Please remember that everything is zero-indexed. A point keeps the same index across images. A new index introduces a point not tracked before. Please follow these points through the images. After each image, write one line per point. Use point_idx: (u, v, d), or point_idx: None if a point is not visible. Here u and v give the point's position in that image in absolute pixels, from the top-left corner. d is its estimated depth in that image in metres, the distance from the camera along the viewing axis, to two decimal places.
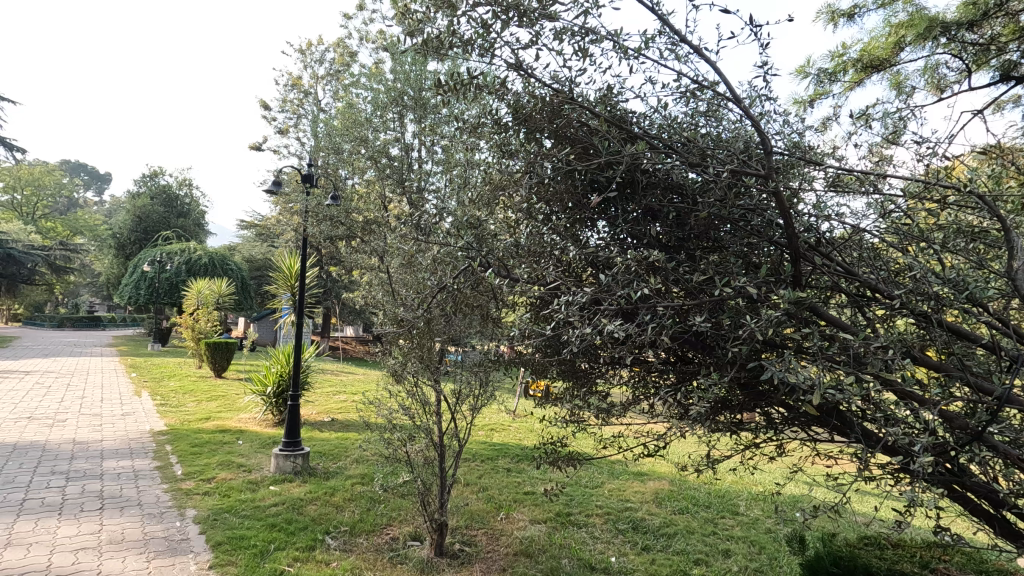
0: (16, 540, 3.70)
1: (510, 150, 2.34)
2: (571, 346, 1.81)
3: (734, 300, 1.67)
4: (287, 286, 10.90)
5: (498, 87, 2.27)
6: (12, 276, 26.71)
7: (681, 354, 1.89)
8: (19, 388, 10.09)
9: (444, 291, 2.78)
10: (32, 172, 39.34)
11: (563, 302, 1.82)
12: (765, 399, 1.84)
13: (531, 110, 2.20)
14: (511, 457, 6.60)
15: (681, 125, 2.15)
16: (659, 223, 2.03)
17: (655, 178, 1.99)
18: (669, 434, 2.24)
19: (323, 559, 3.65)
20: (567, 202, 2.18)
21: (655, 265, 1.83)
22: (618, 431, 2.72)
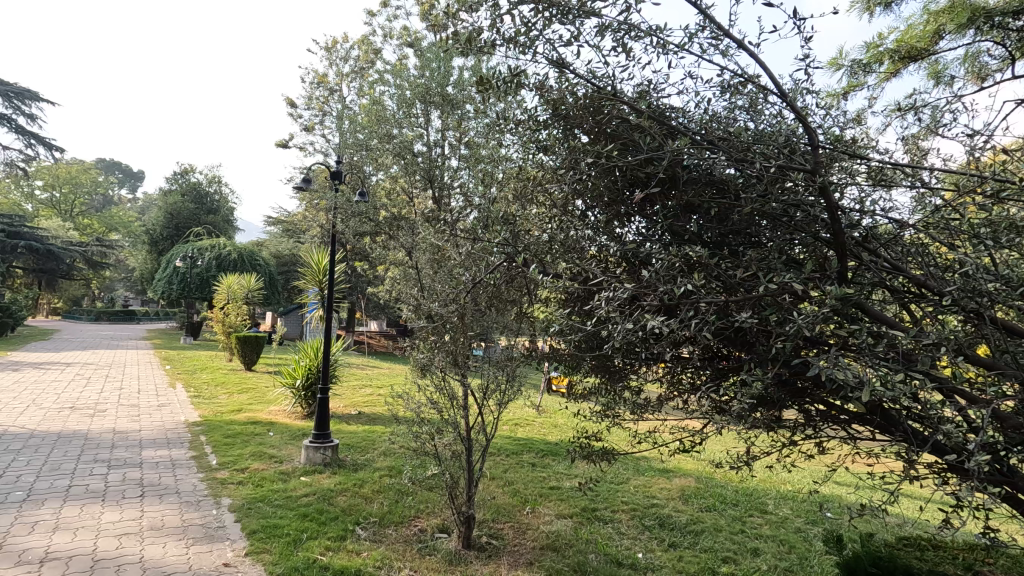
0: (64, 524, 3.86)
1: (547, 147, 2.38)
2: (612, 342, 1.81)
3: (779, 296, 1.66)
4: (315, 280, 11.09)
5: (538, 84, 2.31)
6: (52, 271, 27.65)
7: (720, 351, 1.89)
8: (61, 379, 10.48)
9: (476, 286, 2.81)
10: (71, 171, 40.72)
11: (603, 298, 1.83)
12: (807, 397, 1.82)
13: (570, 106, 2.24)
14: (536, 452, 6.62)
15: (721, 120, 2.15)
16: (699, 218, 2.03)
17: (695, 173, 1.98)
18: (705, 431, 2.23)
19: (354, 549, 3.72)
20: (605, 198, 2.18)
21: (697, 262, 1.82)
22: (652, 426, 2.71)
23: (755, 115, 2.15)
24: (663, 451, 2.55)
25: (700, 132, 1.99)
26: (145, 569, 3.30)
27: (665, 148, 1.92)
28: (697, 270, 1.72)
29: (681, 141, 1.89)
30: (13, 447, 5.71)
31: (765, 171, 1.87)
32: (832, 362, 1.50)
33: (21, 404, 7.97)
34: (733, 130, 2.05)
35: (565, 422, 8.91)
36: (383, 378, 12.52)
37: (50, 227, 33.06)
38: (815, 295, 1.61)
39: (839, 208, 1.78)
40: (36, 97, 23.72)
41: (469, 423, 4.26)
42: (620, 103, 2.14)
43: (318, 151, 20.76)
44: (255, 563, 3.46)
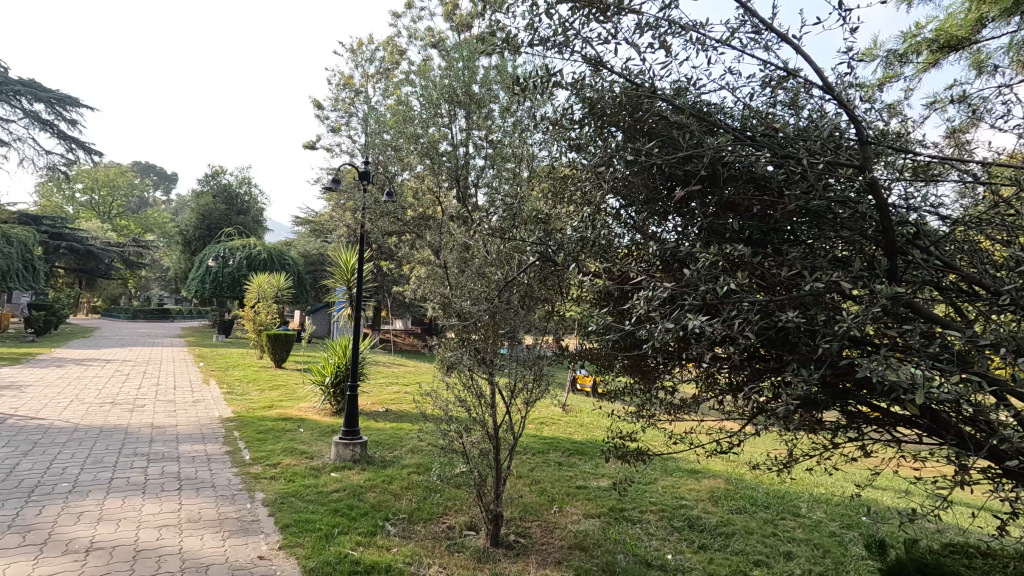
0: (107, 515, 4.00)
1: (582, 147, 2.38)
2: (651, 342, 1.79)
3: (825, 295, 1.62)
4: (343, 279, 11.26)
5: (575, 83, 2.32)
6: (92, 271, 28.67)
7: (761, 351, 1.85)
8: (102, 375, 10.87)
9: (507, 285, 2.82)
10: (109, 174, 42.10)
11: (642, 297, 1.81)
12: (852, 399, 1.77)
13: (606, 105, 2.23)
14: (562, 451, 6.61)
15: (763, 115, 2.12)
16: (739, 216, 2.00)
17: (736, 170, 1.95)
18: (742, 432, 2.19)
19: (385, 545, 3.77)
20: (642, 196, 2.16)
21: (740, 261, 1.79)
22: (687, 426, 2.69)
23: (796, 111, 2.13)
24: (699, 452, 2.52)
25: (741, 128, 1.96)
26: (184, 560, 3.40)
27: (706, 145, 1.90)
28: (740, 269, 1.69)
29: (722, 138, 1.86)
30: (58, 440, 5.94)
31: (809, 167, 1.84)
32: (883, 362, 1.46)
33: (65, 399, 8.27)
34: (774, 125, 2.02)
35: (591, 421, 8.86)
36: (410, 375, 12.66)
37: (90, 229, 34.28)
38: (864, 295, 1.56)
39: (887, 205, 1.74)
40: (76, 104, 24.60)
41: (497, 421, 4.27)
42: (658, 100, 2.13)
43: (345, 151, 21.05)
44: (289, 557, 3.53)
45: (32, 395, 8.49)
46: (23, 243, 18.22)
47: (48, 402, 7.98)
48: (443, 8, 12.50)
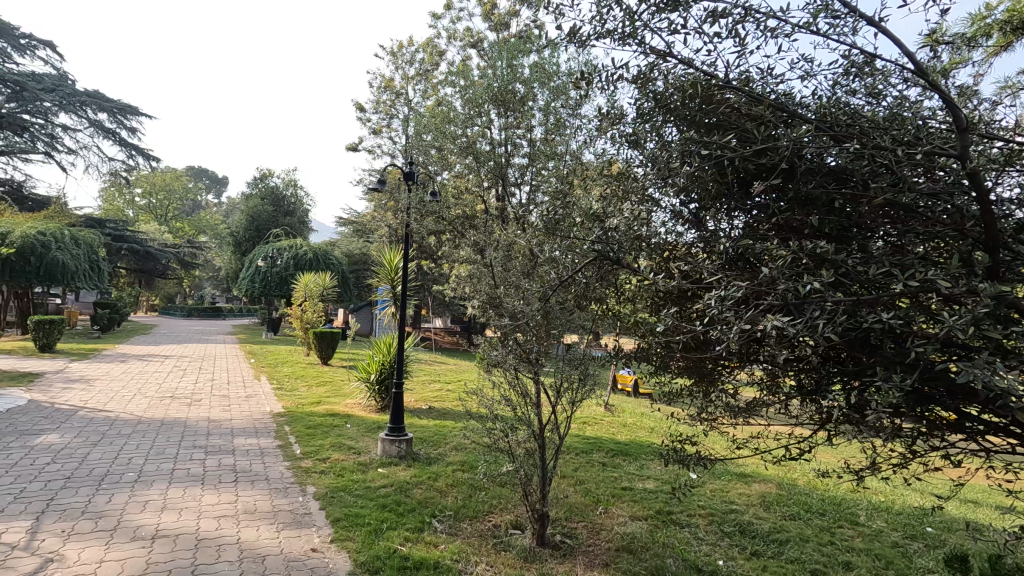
0: (171, 505, 4.19)
1: (646, 140, 2.42)
2: (724, 343, 1.74)
3: (919, 296, 1.54)
4: (388, 278, 11.50)
5: (643, 76, 2.32)
6: (151, 271, 30.15)
7: (839, 355, 1.78)
8: (161, 371, 11.42)
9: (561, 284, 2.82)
10: (166, 179, 44.18)
11: (715, 297, 1.76)
12: (940, 405, 1.68)
13: (676, 98, 2.24)
14: (606, 452, 6.54)
15: (842, 104, 2.06)
16: (817, 212, 1.93)
17: (816, 164, 1.89)
18: (813, 438, 2.12)
19: (432, 541, 3.81)
20: (712, 192, 2.11)
21: (821, 258, 1.72)
22: (751, 432, 2.60)
23: (877, 100, 2.07)
24: (765, 458, 2.45)
25: (822, 121, 1.91)
26: (242, 550, 3.52)
27: (784, 138, 1.85)
28: (823, 267, 1.63)
29: (801, 132, 1.81)
30: (124, 432, 6.27)
31: (897, 160, 1.77)
32: (986, 366, 1.38)
33: (129, 393, 8.74)
34: (856, 115, 1.96)
35: (635, 422, 8.73)
36: (451, 373, 12.78)
37: (148, 231, 36.10)
38: (964, 295, 1.48)
39: (987, 199, 1.65)
40: (135, 113, 25.91)
41: (544, 420, 4.25)
42: (731, 92, 2.10)
43: (386, 153, 21.48)
44: (340, 550, 3.61)
45: (100, 388, 9.01)
46: (89, 245, 19.34)
47: (114, 395, 8.44)
48: (481, 8, 12.59)
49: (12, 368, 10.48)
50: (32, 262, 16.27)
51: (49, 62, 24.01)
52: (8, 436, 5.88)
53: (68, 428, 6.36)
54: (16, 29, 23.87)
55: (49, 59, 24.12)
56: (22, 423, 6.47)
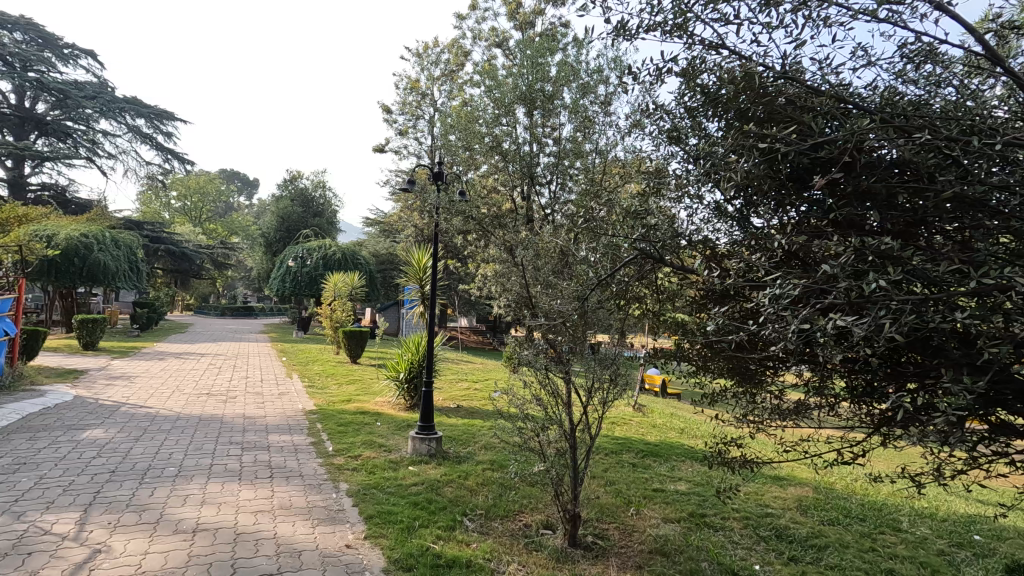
0: (210, 499, 4.31)
1: (686, 137, 2.59)
2: (781, 343, 1.72)
3: (993, 294, 1.50)
4: (417, 278, 11.61)
5: (693, 71, 2.44)
6: (186, 271, 31.02)
7: (900, 354, 1.74)
8: (197, 368, 11.75)
9: (602, 283, 2.85)
10: (200, 182, 45.40)
11: (771, 296, 1.74)
12: (1008, 407, 1.64)
13: (721, 91, 2.33)
14: (636, 453, 6.48)
15: (897, 97, 2.07)
16: (878, 209, 1.89)
17: (876, 158, 1.87)
18: (867, 437, 2.14)
19: (464, 540, 3.82)
20: (766, 188, 2.10)
21: (885, 256, 1.69)
22: (800, 436, 2.53)
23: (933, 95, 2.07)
24: (817, 462, 2.44)
25: (883, 114, 1.88)
26: (279, 545, 3.59)
27: (844, 130, 1.83)
28: (888, 264, 1.60)
29: (862, 124, 1.79)
30: (164, 428, 6.46)
31: (964, 152, 1.73)
32: None
33: (168, 390, 9.00)
34: (913, 108, 1.97)
35: (664, 423, 8.63)
36: (478, 372, 12.83)
37: (184, 234, 37.16)
38: None
39: None
40: (171, 118, 26.70)
41: (576, 420, 4.22)
42: (783, 87, 2.14)
43: (412, 153, 21.66)
44: (374, 547, 3.65)
45: (140, 385, 9.29)
46: (129, 247, 20.00)
47: (153, 392, 8.70)
48: (507, 7, 12.59)
49: (58, 365, 10.90)
50: (76, 263, 16.92)
51: (90, 70, 24.93)
52: (56, 431, 6.12)
53: (111, 423, 6.58)
54: (59, 40, 24.86)
55: (91, 68, 25.05)
56: (69, 418, 6.73)
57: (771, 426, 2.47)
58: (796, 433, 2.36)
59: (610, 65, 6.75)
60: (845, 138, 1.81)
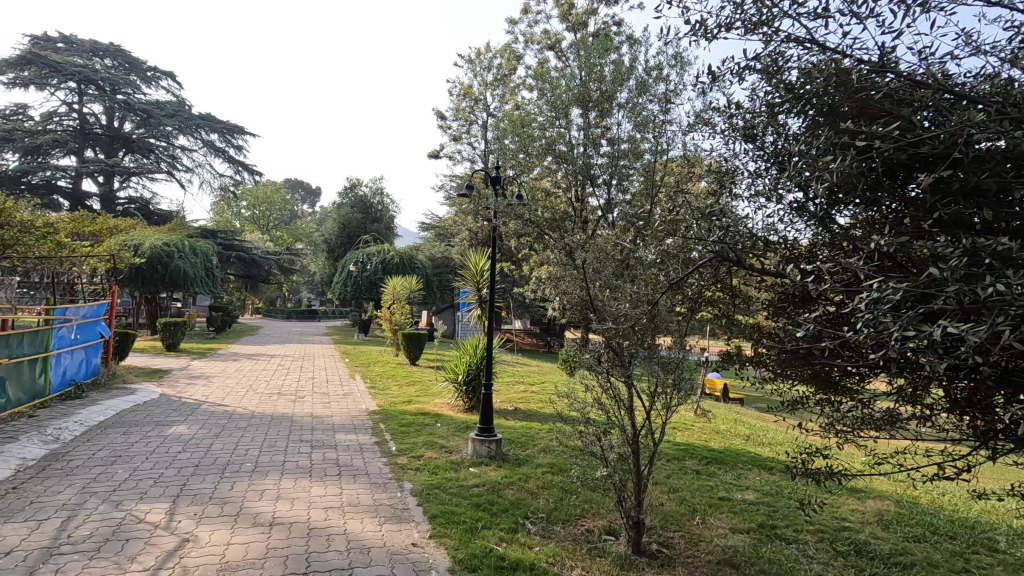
0: (284, 494, 4.53)
1: (761, 135, 2.72)
2: (882, 350, 1.64)
3: None
4: (474, 281, 11.76)
5: (774, 67, 2.54)
6: (255, 277, 32.72)
7: (1020, 361, 1.62)
8: (268, 369, 12.36)
9: (675, 286, 2.83)
10: (267, 192, 47.84)
11: (869, 300, 1.67)
12: None
13: (809, 86, 2.38)
14: (700, 459, 6.29)
15: (1003, 84, 1.98)
16: (989, 206, 1.77)
17: (986, 153, 1.75)
18: (974, 450, 2.05)
19: (527, 543, 3.83)
20: (857, 187, 2.03)
21: (1002, 257, 1.57)
22: (894, 447, 2.53)
23: None
24: (915, 476, 2.36)
25: (995, 106, 1.76)
26: (349, 541, 3.72)
27: (947, 124, 1.73)
28: (1007, 267, 1.48)
29: (970, 117, 1.68)
30: (240, 425, 6.83)
31: None
32: None
33: (242, 389, 9.52)
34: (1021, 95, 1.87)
35: (728, 429, 8.34)
36: (534, 375, 12.83)
37: (253, 241, 39.25)
38: None
39: None
40: (242, 132, 28.30)
41: (638, 425, 4.14)
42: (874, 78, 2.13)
43: (466, 158, 21.96)
44: (439, 546, 3.71)
45: (217, 385, 9.88)
46: (205, 255, 21.30)
47: (229, 391, 9.23)
48: (559, 9, 12.59)
49: (145, 365, 11.76)
50: (160, 271, 18.21)
51: (170, 91, 26.80)
52: (146, 426, 6.60)
53: (193, 420, 7.04)
54: (143, 64, 26.88)
55: (171, 88, 26.91)
56: (156, 414, 7.24)
57: (861, 436, 2.50)
58: (890, 444, 2.40)
59: (669, 62, 6.60)
60: (950, 132, 1.71)
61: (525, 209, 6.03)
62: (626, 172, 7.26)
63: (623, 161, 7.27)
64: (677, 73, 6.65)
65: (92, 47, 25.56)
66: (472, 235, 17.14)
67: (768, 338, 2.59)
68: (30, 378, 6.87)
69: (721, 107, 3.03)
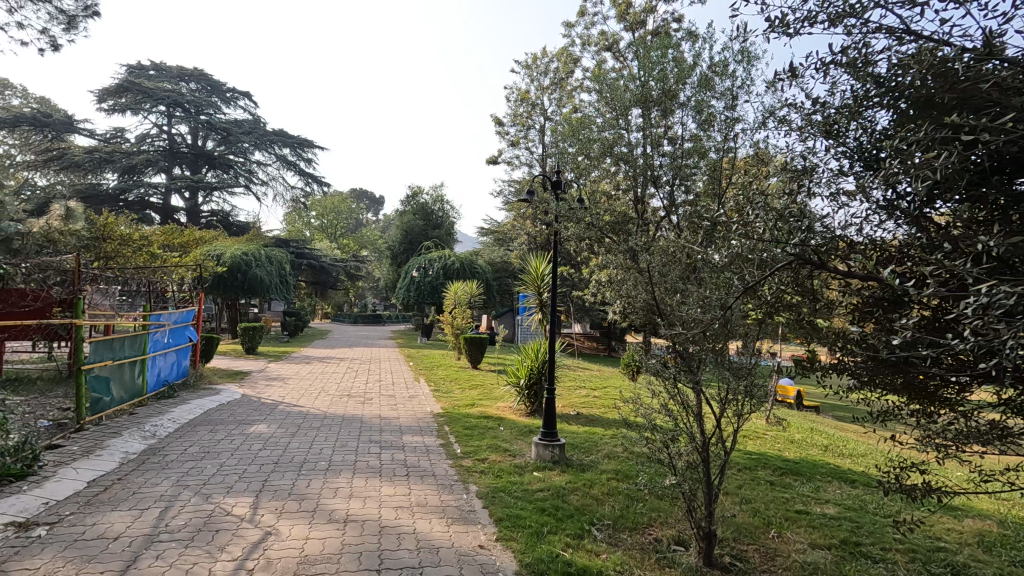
0: (356, 493, 4.71)
1: (845, 131, 2.64)
2: (994, 359, 1.52)
3: None
4: (534, 285, 11.80)
5: (863, 60, 2.48)
6: (324, 283, 34.24)
7: None
8: (337, 372, 12.90)
9: (752, 290, 2.74)
10: (334, 201, 50.02)
11: (976, 305, 1.55)
12: None
13: (903, 78, 2.29)
14: (774, 470, 6.00)
15: None
16: None
17: None
18: None
19: (593, 550, 3.79)
20: (959, 183, 1.90)
21: None
22: (1003, 464, 2.36)
23: None
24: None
25: None
26: (419, 541, 3.82)
27: None
28: None
29: None
30: (314, 425, 7.18)
31: None
32: None
33: (315, 391, 9.98)
34: None
35: (804, 438, 7.92)
36: (596, 380, 12.68)
37: (322, 249, 41.17)
38: None
39: None
40: (311, 146, 29.79)
41: (708, 434, 4.00)
42: (975, 66, 2.01)
43: (525, 162, 22.08)
44: (505, 549, 3.75)
45: (292, 386, 10.42)
46: (279, 263, 22.51)
47: (303, 393, 9.71)
48: (616, 9, 12.45)
49: (227, 367, 12.57)
50: (239, 279, 19.43)
51: (247, 110, 28.58)
52: (230, 425, 7.05)
53: (272, 419, 7.45)
54: (223, 86, 28.86)
55: (248, 107, 28.72)
56: (239, 414, 7.73)
57: (964, 450, 2.34)
58: (1001, 460, 2.24)
59: (735, 57, 6.38)
60: None
61: (587, 213, 6.00)
62: (690, 172, 7.08)
63: (688, 161, 7.09)
64: (743, 68, 6.42)
65: (179, 73, 27.69)
66: (531, 240, 17.20)
67: (856, 345, 2.47)
68: (130, 378, 7.50)
69: (804, 102, 2.95)
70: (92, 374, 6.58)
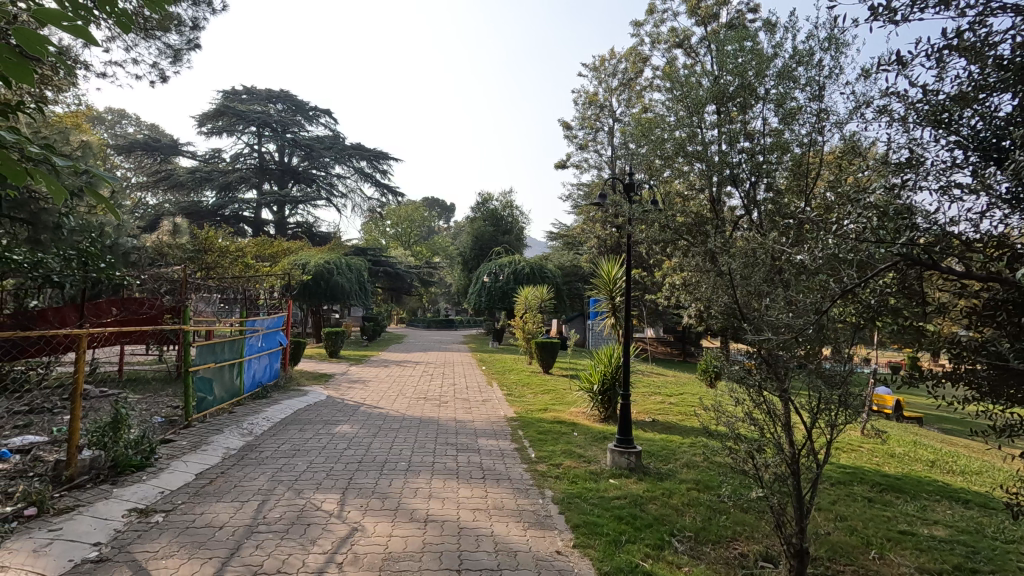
0: (436, 493, 4.84)
1: (958, 119, 2.44)
2: None
3: None
4: (605, 289, 11.66)
5: (983, 42, 2.30)
6: (400, 289, 35.50)
7: None
8: (414, 375, 13.32)
9: (851, 293, 2.58)
10: (408, 210, 51.84)
11: None
12: None
13: None
14: (872, 486, 5.56)
15: None
16: None
17: None
18: None
19: (675, 562, 3.69)
20: None
21: None
22: None
23: None
24: None
25: None
26: (497, 543, 3.87)
27: None
28: None
29: None
30: (394, 427, 7.46)
31: None
32: None
33: (393, 393, 10.37)
34: None
35: (907, 453, 7.28)
36: (671, 386, 12.30)
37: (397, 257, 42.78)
38: None
39: None
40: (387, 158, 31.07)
41: (797, 446, 3.77)
42: None
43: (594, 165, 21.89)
44: (584, 556, 3.71)
45: (372, 389, 10.87)
46: (360, 270, 23.65)
47: (383, 395, 10.11)
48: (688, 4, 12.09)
49: (314, 370, 13.31)
50: (323, 286, 20.57)
51: (327, 127, 30.25)
52: (317, 425, 7.46)
53: (355, 420, 7.80)
54: (307, 105, 30.72)
55: (329, 124, 30.42)
56: (326, 414, 8.18)
57: None
58: None
59: (821, 45, 6.01)
60: None
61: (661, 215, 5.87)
62: (772, 169, 6.74)
63: (769, 157, 6.75)
64: (831, 56, 6.03)
65: (267, 95, 29.75)
66: (601, 243, 17.00)
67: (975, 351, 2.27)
68: (230, 379, 8.13)
69: (909, 90, 2.76)
70: (198, 375, 7.19)
